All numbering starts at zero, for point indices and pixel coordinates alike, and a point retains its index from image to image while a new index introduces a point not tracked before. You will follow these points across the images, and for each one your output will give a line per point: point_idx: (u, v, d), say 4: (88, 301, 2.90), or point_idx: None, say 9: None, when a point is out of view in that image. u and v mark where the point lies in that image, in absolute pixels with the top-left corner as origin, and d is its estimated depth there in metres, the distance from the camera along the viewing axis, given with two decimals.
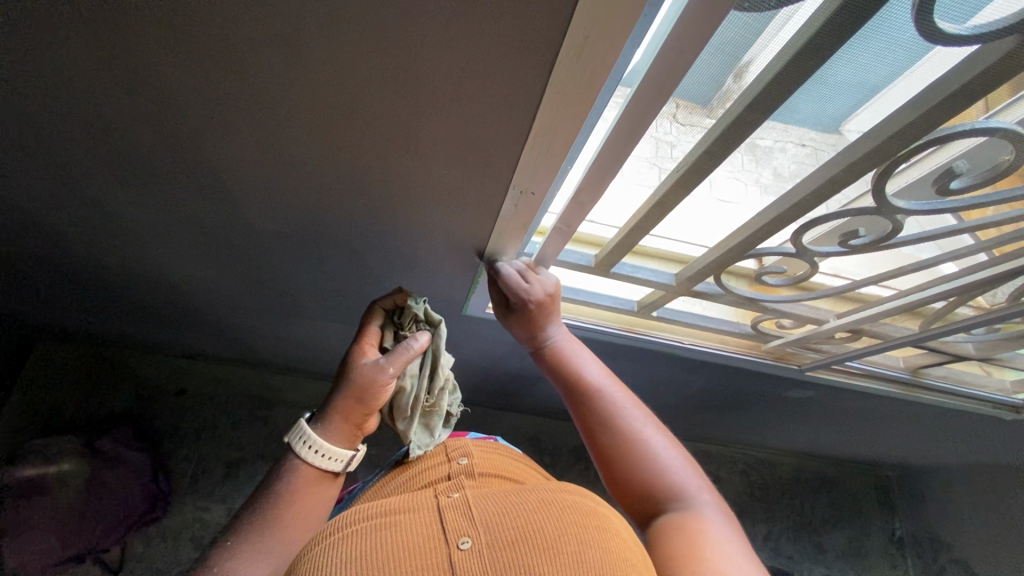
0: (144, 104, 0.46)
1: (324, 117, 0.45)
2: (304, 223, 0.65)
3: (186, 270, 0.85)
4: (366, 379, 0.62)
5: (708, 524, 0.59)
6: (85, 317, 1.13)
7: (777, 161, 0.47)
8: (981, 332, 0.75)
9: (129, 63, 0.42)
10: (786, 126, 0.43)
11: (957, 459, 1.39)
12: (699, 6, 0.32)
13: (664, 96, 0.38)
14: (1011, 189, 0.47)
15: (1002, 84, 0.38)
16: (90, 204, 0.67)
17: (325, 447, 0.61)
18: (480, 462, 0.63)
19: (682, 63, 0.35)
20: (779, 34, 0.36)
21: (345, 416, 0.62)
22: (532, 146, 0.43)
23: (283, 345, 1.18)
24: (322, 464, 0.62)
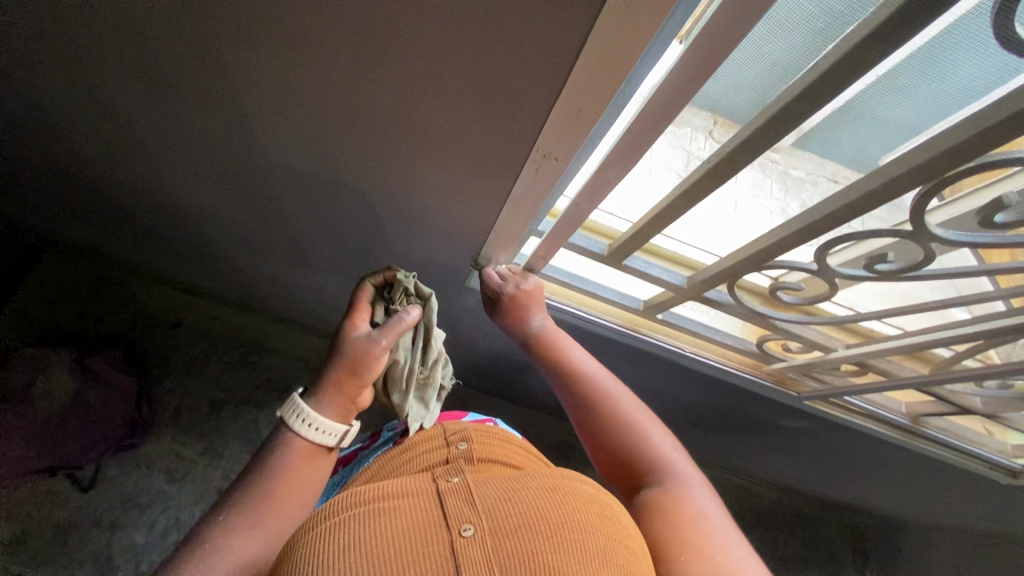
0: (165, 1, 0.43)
1: (349, 49, 0.43)
2: (318, 165, 0.63)
3: (196, 201, 0.84)
4: (360, 351, 0.60)
5: (685, 500, 0.56)
6: (93, 235, 1.13)
7: (805, 193, 0.50)
8: (992, 387, 0.72)
9: None
10: (821, 157, 0.46)
11: (940, 516, 1.36)
12: None
13: (710, 66, 0.35)
14: None
15: None
16: (105, 113, 0.64)
17: (319, 421, 0.60)
18: (480, 448, 0.62)
19: (743, 25, 0.32)
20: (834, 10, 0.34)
21: (339, 389, 0.61)
22: (568, 102, 0.41)
23: (281, 293, 1.17)
24: (320, 440, 0.60)
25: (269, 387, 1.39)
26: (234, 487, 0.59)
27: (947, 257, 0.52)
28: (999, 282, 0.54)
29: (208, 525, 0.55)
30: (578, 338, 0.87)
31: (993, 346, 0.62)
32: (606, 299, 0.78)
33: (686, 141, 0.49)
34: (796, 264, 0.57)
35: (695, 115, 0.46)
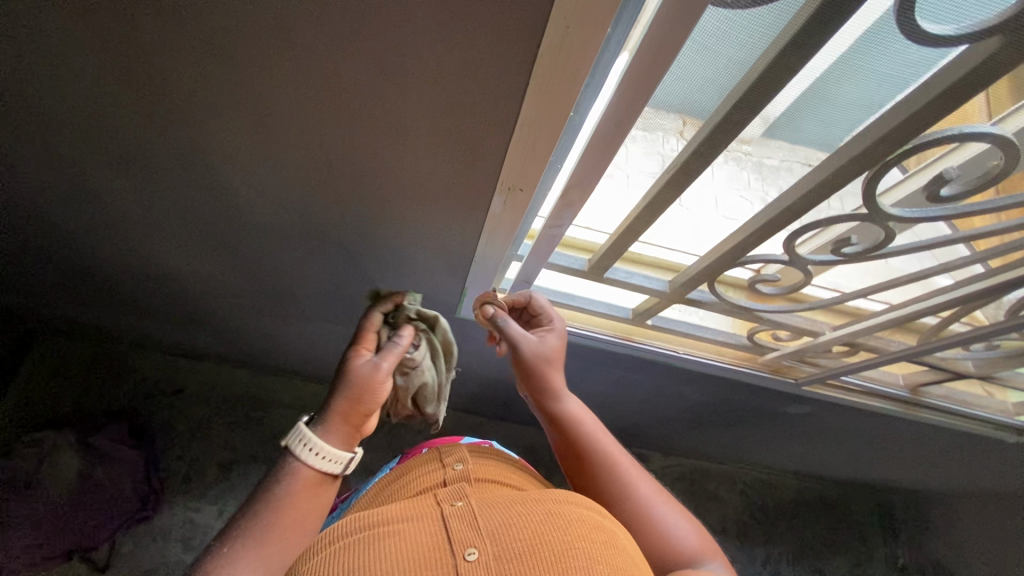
0: (135, 86, 0.46)
1: (314, 113, 0.46)
2: (299, 221, 0.65)
3: (184, 269, 0.86)
4: (366, 377, 0.59)
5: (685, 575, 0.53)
6: (86, 313, 1.14)
7: (783, 179, 0.48)
8: (980, 349, 0.74)
9: (126, 57, 0.42)
10: (791, 145, 0.45)
11: (962, 483, 1.35)
12: (669, 11, 0.33)
13: (646, 92, 0.39)
14: (1009, 196, 0.46)
15: (1004, 76, 0.36)
16: (88, 197, 0.66)
17: (327, 450, 0.56)
18: (477, 469, 0.62)
19: (696, 5, 0.33)
20: (750, 38, 0.37)
21: (344, 415, 0.58)
22: (533, 106, 0.41)
23: (278, 346, 1.18)
24: (326, 469, 0.56)
25: (276, 441, 1.38)
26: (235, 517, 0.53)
27: (922, 228, 0.53)
28: (975, 246, 0.55)
29: (211, 556, 0.50)
30: (574, 353, 0.88)
31: (977, 309, 0.64)
32: (595, 312, 0.79)
33: (658, 145, 0.47)
34: (768, 257, 0.59)
35: (663, 119, 0.44)
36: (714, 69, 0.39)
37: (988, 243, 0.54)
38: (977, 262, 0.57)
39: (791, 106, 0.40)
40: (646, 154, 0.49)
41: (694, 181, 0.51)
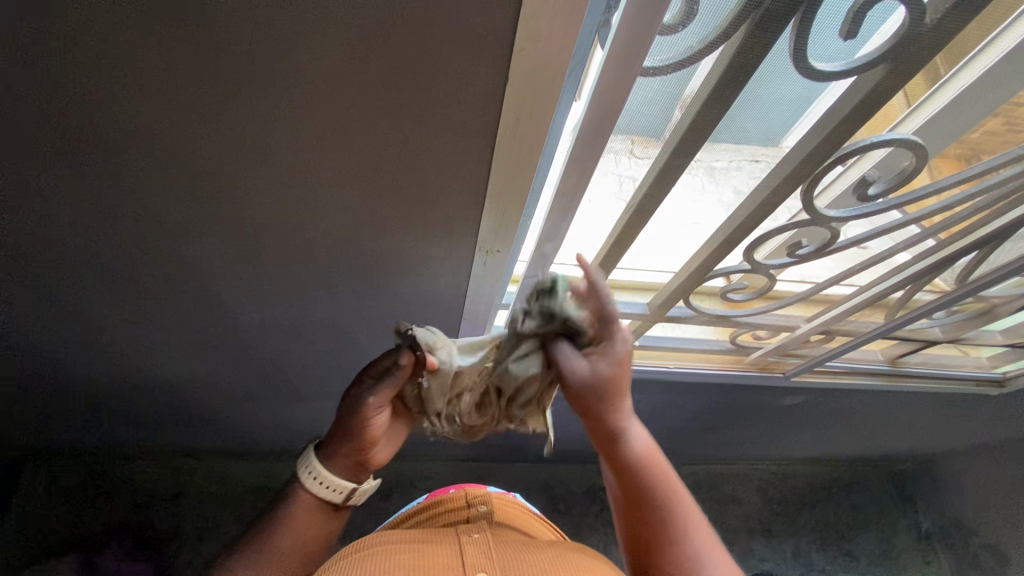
0: (130, 204, 0.49)
1: (301, 207, 0.50)
2: (290, 308, 0.67)
3: (176, 372, 0.86)
4: (349, 410, 0.57)
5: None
6: (78, 432, 1.12)
7: (735, 178, 0.50)
8: (943, 315, 0.79)
9: (126, 180, 0.47)
10: (736, 144, 0.47)
11: (963, 441, 1.39)
12: (604, 93, 0.39)
13: (595, 155, 0.45)
14: (944, 178, 0.52)
15: (918, 73, 0.41)
16: (76, 314, 0.67)
17: (322, 476, 0.59)
18: (497, 511, 0.71)
19: (624, 84, 0.38)
20: (676, 97, 0.42)
21: (338, 446, 0.59)
22: (501, 157, 0.44)
23: (277, 431, 1.17)
24: (324, 495, 0.59)
25: None
26: (253, 529, 0.60)
27: (877, 217, 0.58)
28: (925, 224, 0.60)
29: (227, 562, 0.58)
30: None
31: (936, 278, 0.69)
32: None
33: (613, 165, 0.49)
34: (732, 268, 0.64)
35: (612, 141, 0.46)
36: (652, 119, 0.44)
37: (936, 219, 0.60)
38: (929, 237, 0.62)
39: (721, 133, 0.45)
40: (603, 175, 0.50)
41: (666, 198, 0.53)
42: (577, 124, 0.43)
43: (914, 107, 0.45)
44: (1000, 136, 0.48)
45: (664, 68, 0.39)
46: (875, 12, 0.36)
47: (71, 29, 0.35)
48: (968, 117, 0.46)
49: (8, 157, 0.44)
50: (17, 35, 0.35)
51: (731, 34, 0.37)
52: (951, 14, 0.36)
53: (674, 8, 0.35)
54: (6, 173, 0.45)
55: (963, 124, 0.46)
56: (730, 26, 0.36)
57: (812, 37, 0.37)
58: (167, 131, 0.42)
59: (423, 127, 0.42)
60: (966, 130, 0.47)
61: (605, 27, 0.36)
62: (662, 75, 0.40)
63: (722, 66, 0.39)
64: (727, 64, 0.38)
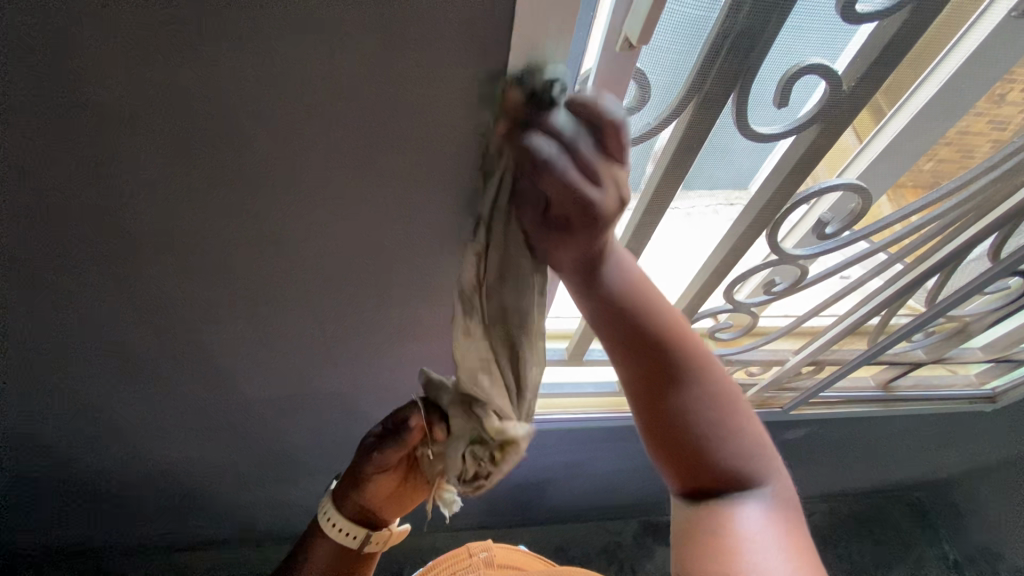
0: (148, 288, 0.53)
1: (307, 281, 0.54)
2: (297, 380, 0.69)
3: (179, 458, 0.85)
4: (363, 458, 0.60)
5: (751, 538, 0.41)
6: (72, 533, 1.07)
7: (711, 221, 0.54)
8: (923, 337, 0.84)
9: (147, 269, 0.51)
10: (711, 190, 0.51)
11: (972, 462, 1.38)
12: None
13: None
14: (892, 211, 0.58)
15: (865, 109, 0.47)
16: (84, 402, 0.69)
17: (339, 520, 0.62)
18: (498, 555, 0.77)
19: None
20: (644, 162, 0.47)
21: (348, 490, 0.62)
22: None
23: (280, 514, 1.13)
24: (336, 539, 0.62)
25: None
26: None
27: (847, 248, 0.63)
28: (892, 249, 0.65)
29: None
30: (576, 432, 0.92)
31: (907, 301, 0.74)
32: (584, 393, 0.85)
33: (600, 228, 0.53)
34: (717, 309, 0.67)
35: None
36: (624, 183, 0.49)
37: (902, 245, 0.64)
38: (897, 262, 0.66)
39: (698, 173, 0.49)
40: None
41: (645, 249, 0.58)
42: None
43: (867, 140, 0.50)
44: (934, 170, 0.54)
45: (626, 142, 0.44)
46: (800, 85, 0.42)
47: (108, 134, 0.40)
48: (898, 157, 0.52)
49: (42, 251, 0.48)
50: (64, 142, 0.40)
51: (680, 112, 0.42)
52: (864, 79, 0.43)
53: (630, 95, 0.41)
54: (37, 266, 0.49)
55: (896, 163, 0.52)
56: (679, 104, 0.42)
57: (750, 109, 0.43)
58: (185, 219, 0.46)
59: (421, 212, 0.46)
60: (900, 169, 0.53)
61: None
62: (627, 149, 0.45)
63: (679, 133, 0.44)
64: (683, 131, 0.44)
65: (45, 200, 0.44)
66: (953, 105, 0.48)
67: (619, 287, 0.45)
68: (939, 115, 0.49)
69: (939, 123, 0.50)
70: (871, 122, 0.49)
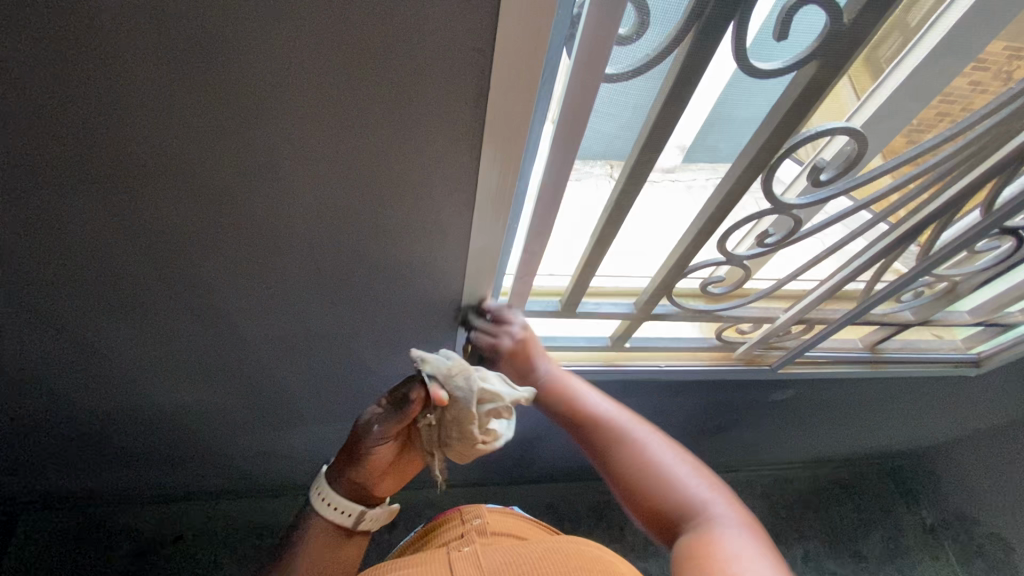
0: (135, 227, 0.51)
1: (297, 226, 0.53)
2: (291, 325, 0.69)
3: (176, 402, 0.86)
4: (357, 439, 0.59)
5: (732, 564, 0.49)
6: (71, 477, 1.09)
7: (698, 177, 0.56)
8: (910, 298, 0.85)
9: (134, 207, 0.49)
10: (711, 140, 0.52)
11: (954, 428, 1.41)
12: (575, 96, 0.44)
13: (570, 159, 0.50)
14: (884, 163, 0.58)
15: (859, 62, 0.47)
16: (78, 343, 0.68)
17: (330, 497, 0.63)
18: (492, 521, 0.77)
19: (590, 89, 0.43)
20: (643, 96, 0.47)
21: (342, 471, 0.63)
22: (489, 168, 0.48)
23: (275, 463, 1.15)
24: (331, 517, 0.63)
25: None
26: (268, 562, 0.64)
27: (832, 204, 0.64)
28: (877, 208, 0.66)
29: None
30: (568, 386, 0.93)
31: (895, 261, 0.74)
32: (576, 347, 0.85)
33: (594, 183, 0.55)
34: (709, 262, 0.68)
35: (592, 167, 0.53)
36: (621, 120, 0.49)
37: (888, 202, 0.65)
38: (882, 221, 0.67)
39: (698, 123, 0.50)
40: (584, 177, 0.55)
41: (635, 204, 0.59)
42: (552, 132, 0.47)
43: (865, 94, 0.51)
44: (931, 120, 0.55)
45: (623, 73, 0.44)
46: (800, 17, 0.42)
47: (83, 56, 0.38)
48: (898, 104, 0.52)
49: (22, 186, 0.46)
50: (36, 67, 0.38)
51: (679, 40, 0.42)
52: (866, 13, 0.42)
53: (628, 22, 0.41)
54: (18, 201, 0.48)
55: (895, 111, 0.52)
56: (678, 34, 0.41)
57: (749, 40, 0.43)
58: (171, 156, 0.45)
59: (418, 148, 0.45)
60: (898, 118, 0.53)
61: (571, 39, 0.41)
62: (624, 82, 0.45)
63: (678, 65, 0.43)
64: (681, 64, 0.43)
65: (23, 133, 0.42)
66: (955, 50, 0.48)
67: (586, 369, 0.57)
68: (941, 61, 0.49)
69: (941, 69, 0.49)
70: (869, 70, 0.49)
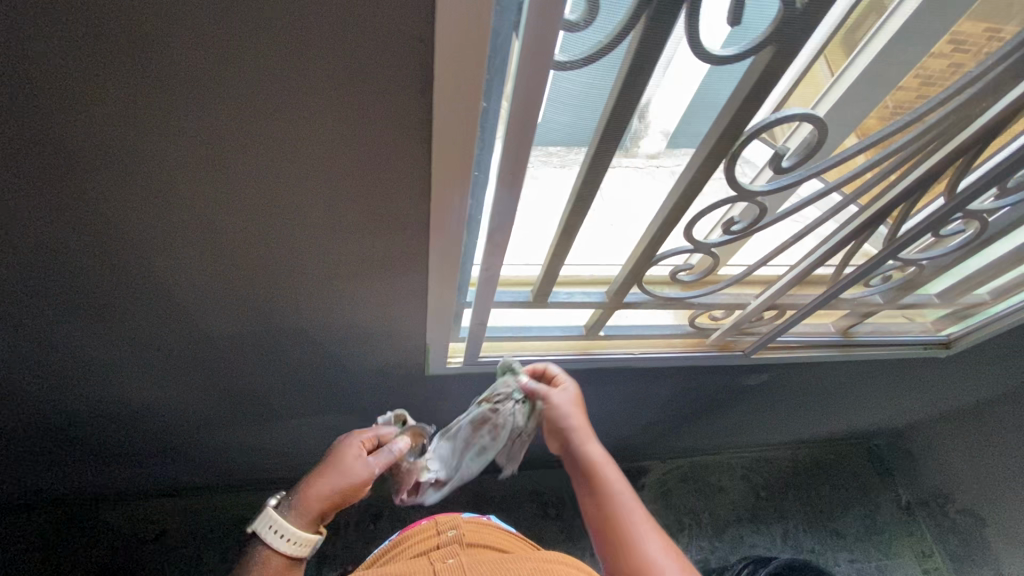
0: (84, 224, 0.50)
1: (252, 221, 0.52)
2: (258, 320, 0.68)
3: (146, 400, 0.85)
4: (352, 474, 0.64)
5: None
6: (46, 476, 1.07)
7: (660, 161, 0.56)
8: (879, 283, 0.86)
9: (81, 204, 0.48)
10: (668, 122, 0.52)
11: (928, 406, 1.44)
12: (524, 88, 0.41)
13: (523, 156, 0.47)
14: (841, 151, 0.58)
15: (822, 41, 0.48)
16: (37, 343, 0.67)
17: (290, 530, 0.60)
18: (468, 534, 0.78)
19: (539, 81, 0.41)
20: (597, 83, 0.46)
21: (313, 503, 0.63)
22: (440, 156, 0.46)
23: (254, 457, 1.14)
24: (286, 550, 0.60)
25: None
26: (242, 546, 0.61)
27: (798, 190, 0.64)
28: (846, 191, 0.66)
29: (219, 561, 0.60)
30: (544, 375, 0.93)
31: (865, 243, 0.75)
32: (550, 336, 0.85)
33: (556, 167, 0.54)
34: (677, 250, 0.68)
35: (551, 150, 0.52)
36: (576, 109, 0.48)
37: (855, 186, 0.65)
38: (850, 204, 0.67)
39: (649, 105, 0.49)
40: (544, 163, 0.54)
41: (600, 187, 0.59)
42: (504, 123, 0.44)
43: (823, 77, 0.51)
44: (889, 105, 0.55)
45: (575, 61, 0.43)
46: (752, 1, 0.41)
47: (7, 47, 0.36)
48: (855, 89, 0.51)
49: None
50: None
51: (630, 28, 0.41)
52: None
53: (577, 7, 0.40)
54: None
55: (851, 97, 0.52)
56: (627, 21, 0.41)
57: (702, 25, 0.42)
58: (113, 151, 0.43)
59: (367, 137, 0.44)
60: (856, 104, 0.53)
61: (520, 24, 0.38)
62: (578, 68, 0.44)
63: (629, 53, 0.43)
64: (633, 51, 0.43)
65: None
66: (911, 35, 0.48)
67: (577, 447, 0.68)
68: (895, 47, 0.49)
69: (896, 55, 0.49)
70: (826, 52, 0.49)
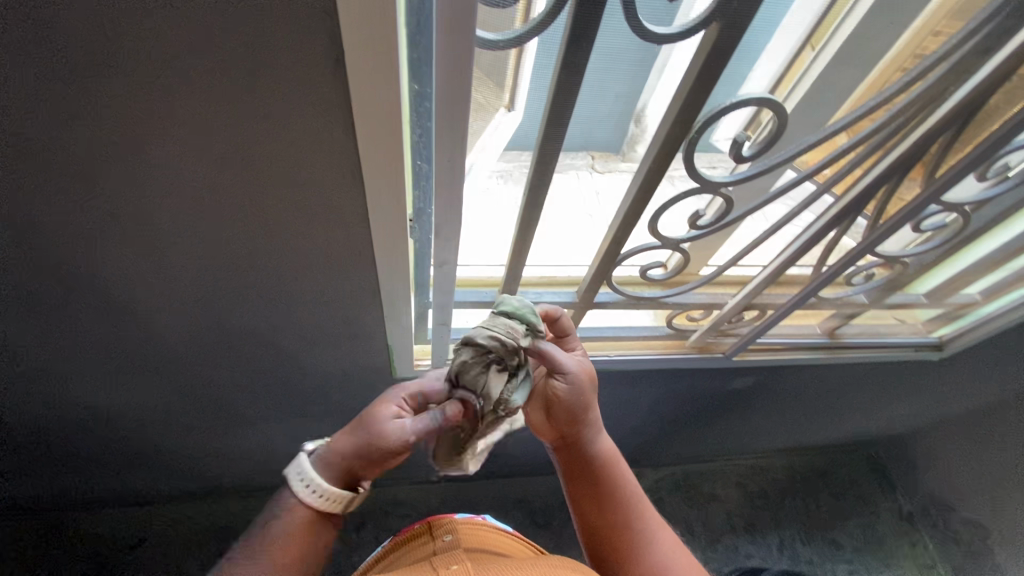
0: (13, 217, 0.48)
1: (190, 213, 0.50)
2: (212, 320, 0.66)
3: (107, 405, 0.82)
4: (386, 438, 0.51)
5: None
6: (14, 484, 1.04)
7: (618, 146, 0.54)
8: (862, 282, 0.83)
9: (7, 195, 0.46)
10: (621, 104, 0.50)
11: (925, 413, 1.40)
12: (447, 56, 0.39)
13: (458, 135, 0.45)
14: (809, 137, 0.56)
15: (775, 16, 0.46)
16: None
17: (321, 486, 0.50)
18: (465, 537, 0.73)
19: (461, 47, 0.39)
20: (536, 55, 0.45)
21: (346, 458, 0.51)
22: (365, 142, 0.44)
23: (229, 464, 1.12)
24: (313, 505, 0.50)
25: None
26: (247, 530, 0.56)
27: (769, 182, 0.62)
28: (820, 180, 0.63)
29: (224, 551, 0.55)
30: None
31: (843, 236, 0.72)
32: None
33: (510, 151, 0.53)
34: (642, 246, 0.66)
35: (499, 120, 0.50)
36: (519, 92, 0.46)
37: (828, 174, 0.63)
38: (826, 193, 0.65)
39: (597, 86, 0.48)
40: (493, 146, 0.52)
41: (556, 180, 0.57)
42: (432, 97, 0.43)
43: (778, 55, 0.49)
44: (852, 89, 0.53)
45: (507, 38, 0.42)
46: None
47: None
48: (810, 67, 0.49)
49: None
50: None
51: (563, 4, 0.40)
52: None
53: None
54: None
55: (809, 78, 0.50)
56: None
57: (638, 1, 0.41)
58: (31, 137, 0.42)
59: (293, 119, 0.42)
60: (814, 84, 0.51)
61: None
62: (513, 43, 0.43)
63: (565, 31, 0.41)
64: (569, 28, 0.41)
65: None
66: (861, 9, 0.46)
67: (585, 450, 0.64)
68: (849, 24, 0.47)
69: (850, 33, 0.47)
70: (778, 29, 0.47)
